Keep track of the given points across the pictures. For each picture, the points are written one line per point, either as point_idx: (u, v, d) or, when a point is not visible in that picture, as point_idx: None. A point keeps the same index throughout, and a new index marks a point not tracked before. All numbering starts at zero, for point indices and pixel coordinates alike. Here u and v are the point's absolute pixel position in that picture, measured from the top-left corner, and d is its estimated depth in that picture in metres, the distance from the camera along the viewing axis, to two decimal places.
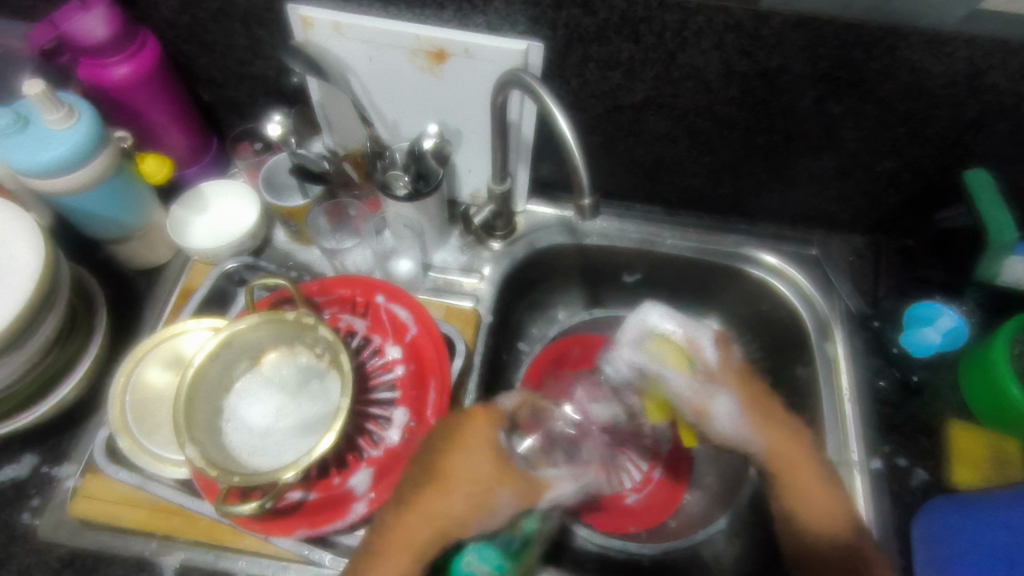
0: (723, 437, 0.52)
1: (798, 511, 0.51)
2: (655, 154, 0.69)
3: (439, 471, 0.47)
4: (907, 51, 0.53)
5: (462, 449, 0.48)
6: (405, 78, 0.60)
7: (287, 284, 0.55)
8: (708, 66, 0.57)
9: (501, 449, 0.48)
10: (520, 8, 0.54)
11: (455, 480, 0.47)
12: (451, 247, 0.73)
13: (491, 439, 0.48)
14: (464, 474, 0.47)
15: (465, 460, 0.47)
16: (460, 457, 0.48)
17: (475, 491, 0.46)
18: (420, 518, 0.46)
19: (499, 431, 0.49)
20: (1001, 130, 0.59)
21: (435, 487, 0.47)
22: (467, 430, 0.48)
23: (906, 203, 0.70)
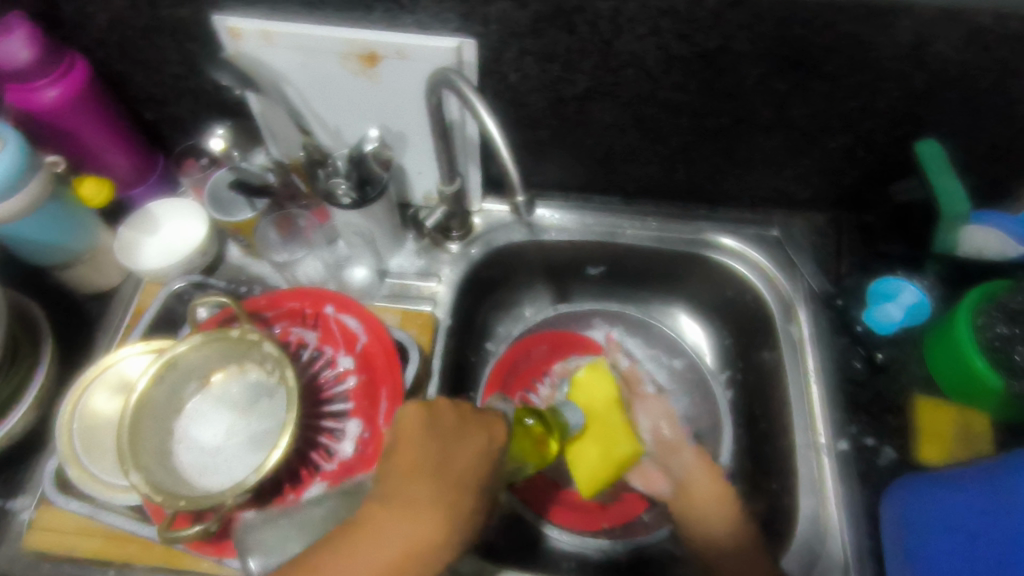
0: (669, 441, 0.63)
1: (696, 523, 0.58)
2: (607, 145, 0.68)
3: (424, 463, 0.41)
4: (845, 24, 0.50)
5: (456, 449, 0.42)
6: (341, 82, 0.59)
7: (229, 302, 0.53)
8: (645, 53, 0.55)
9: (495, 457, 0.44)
10: (449, 6, 0.52)
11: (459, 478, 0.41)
12: (407, 252, 0.72)
13: (486, 446, 0.44)
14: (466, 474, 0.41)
15: (461, 458, 0.42)
16: (454, 457, 0.42)
17: (469, 496, 0.40)
18: (417, 510, 0.38)
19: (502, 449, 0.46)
20: (951, 99, 0.55)
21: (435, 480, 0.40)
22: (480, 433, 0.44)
23: (863, 177, 0.68)
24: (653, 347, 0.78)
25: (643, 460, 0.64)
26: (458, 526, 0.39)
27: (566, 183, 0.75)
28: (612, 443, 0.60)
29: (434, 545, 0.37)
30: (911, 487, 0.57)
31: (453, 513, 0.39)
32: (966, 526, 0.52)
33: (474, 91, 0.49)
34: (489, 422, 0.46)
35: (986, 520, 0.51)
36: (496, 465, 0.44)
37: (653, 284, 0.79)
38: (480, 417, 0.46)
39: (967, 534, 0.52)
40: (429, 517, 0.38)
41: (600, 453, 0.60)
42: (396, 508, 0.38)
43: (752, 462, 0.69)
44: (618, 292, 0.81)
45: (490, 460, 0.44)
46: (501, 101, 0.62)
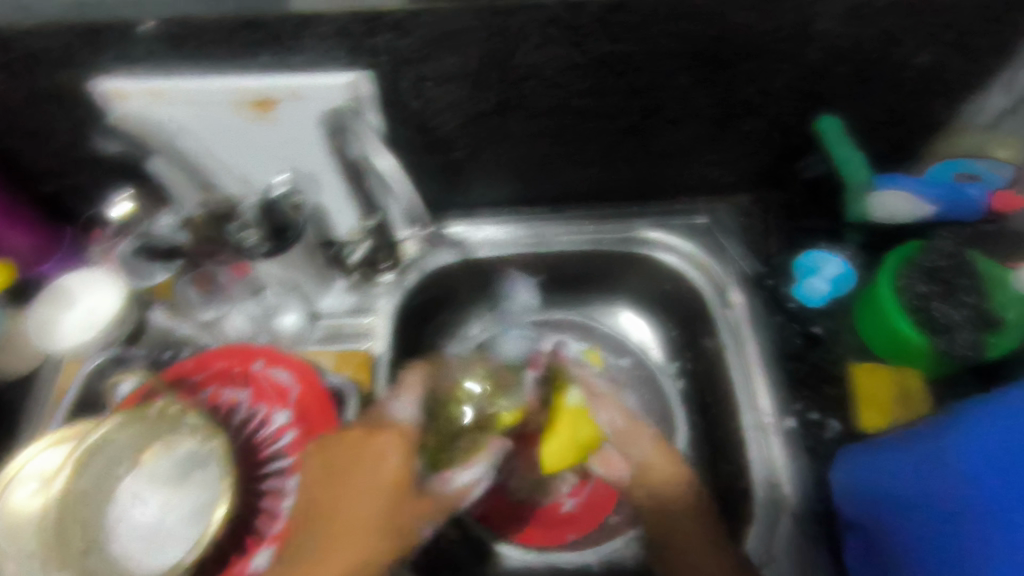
0: (625, 427, 0.60)
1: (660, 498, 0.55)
2: (524, 156, 0.67)
3: (347, 500, 0.47)
4: (729, 15, 0.50)
5: (363, 476, 0.47)
6: (240, 131, 0.57)
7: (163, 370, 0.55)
8: (542, 64, 0.54)
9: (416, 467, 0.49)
10: (335, 42, 0.50)
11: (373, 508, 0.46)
12: (337, 291, 0.71)
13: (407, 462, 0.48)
14: (378, 501, 0.47)
15: (382, 485, 0.47)
16: (361, 488, 0.47)
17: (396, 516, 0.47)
18: (336, 553, 0.45)
19: (415, 457, 0.49)
20: (843, 73, 0.56)
21: (347, 518, 0.46)
22: (381, 455, 0.48)
23: (778, 156, 0.69)
24: (601, 348, 0.79)
25: (603, 446, 0.61)
26: (388, 542, 0.46)
27: (490, 199, 0.75)
28: (577, 433, 0.61)
29: (370, 565, 0.45)
30: (885, 446, 0.56)
31: (383, 536, 0.46)
32: (917, 499, 0.52)
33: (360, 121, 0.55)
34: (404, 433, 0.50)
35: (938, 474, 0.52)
36: (417, 469, 0.50)
37: (594, 285, 0.78)
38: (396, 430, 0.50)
39: (921, 506, 0.52)
40: (348, 556, 0.45)
41: (568, 441, 0.60)
42: (330, 547, 0.45)
43: (708, 450, 0.70)
44: (563, 298, 0.80)
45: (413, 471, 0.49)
46: (407, 129, 0.60)
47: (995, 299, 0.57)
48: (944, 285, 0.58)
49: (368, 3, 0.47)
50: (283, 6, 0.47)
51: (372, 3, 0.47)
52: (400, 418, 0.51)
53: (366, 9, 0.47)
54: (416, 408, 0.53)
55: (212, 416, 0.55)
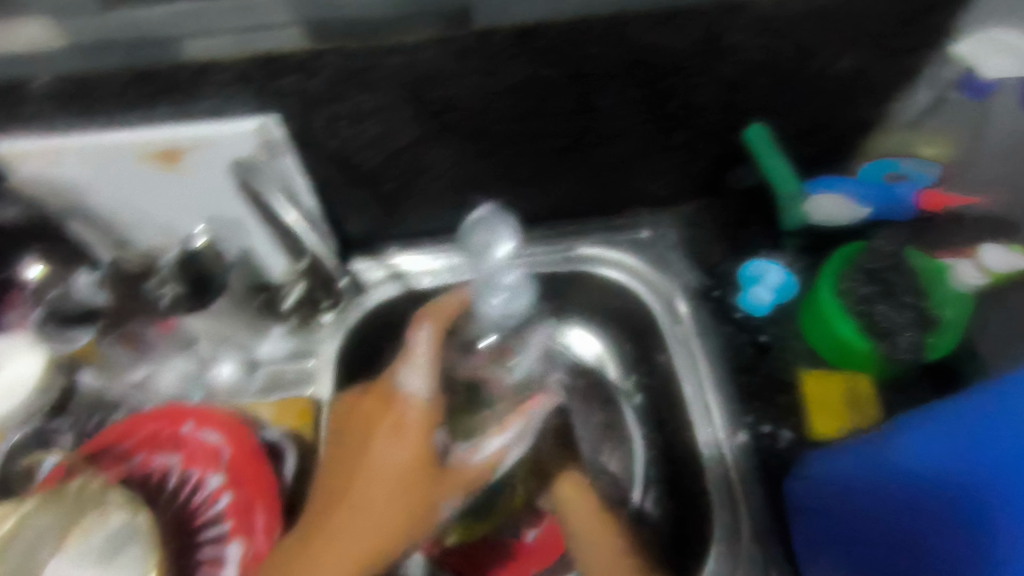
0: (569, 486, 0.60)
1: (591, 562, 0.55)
2: (456, 184, 0.66)
3: (366, 477, 0.50)
4: (639, 35, 0.49)
5: (378, 448, 0.51)
6: (150, 185, 0.54)
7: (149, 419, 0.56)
8: (458, 95, 0.52)
9: (435, 445, 0.51)
10: (236, 89, 0.48)
11: (389, 481, 0.49)
12: (276, 337, 0.68)
13: (422, 438, 0.51)
14: (394, 477, 0.49)
15: (400, 462, 0.50)
16: (376, 460, 0.50)
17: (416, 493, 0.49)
18: (350, 524, 0.48)
19: (438, 431, 0.52)
20: (764, 82, 0.56)
21: (360, 491, 0.49)
22: (398, 425, 0.51)
23: (713, 166, 0.68)
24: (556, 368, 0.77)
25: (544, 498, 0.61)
26: (406, 523, 0.48)
27: (428, 227, 0.73)
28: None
29: (389, 538, 0.48)
30: (842, 459, 0.54)
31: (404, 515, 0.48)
32: (898, 500, 0.50)
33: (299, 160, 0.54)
34: (421, 407, 0.52)
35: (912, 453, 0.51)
36: (438, 444, 0.52)
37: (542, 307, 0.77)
38: (412, 407, 0.52)
39: (907, 509, 0.50)
40: (361, 530, 0.47)
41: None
42: (346, 522, 0.48)
43: (668, 467, 0.68)
44: None
45: (432, 450, 0.51)
46: (331, 168, 0.58)
47: (931, 297, 0.57)
48: (883, 287, 0.58)
49: (265, 46, 0.45)
50: (175, 55, 0.45)
51: (270, 46, 0.45)
52: (414, 393, 0.53)
53: (263, 53, 0.45)
54: (429, 381, 0.54)
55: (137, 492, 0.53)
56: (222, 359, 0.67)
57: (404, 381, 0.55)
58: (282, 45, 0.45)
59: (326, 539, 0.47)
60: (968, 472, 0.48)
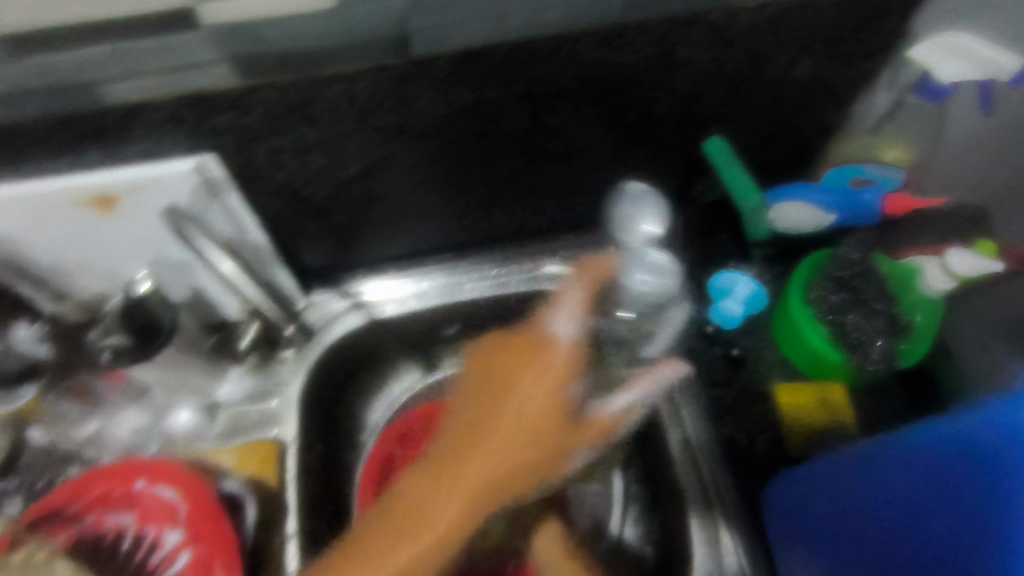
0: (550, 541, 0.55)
1: None
2: (412, 211, 0.64)
3: (513, 419, 0.47)
4: (587, 52, 0.47)
5: (520, 390, 0.47)
6: (84, 230, 0.51)
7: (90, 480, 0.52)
8: (406, 121, 0.50)
9: (579, 394, 0.48)
10: (168, 129, 0.45)
11: (512, 429, 0.47)
12: (236, 377, 0.66)
13: (559, 392, 0.47)
14: (534, 422, 0.47)
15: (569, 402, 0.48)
16: (515, 400, 0.47)
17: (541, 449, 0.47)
18: (473, 461, 0.46)
19: (575, 385, 0.48)
20: (720, 93, 0.55)
21: (499, 426, 0.47)
22: (536, 374, 0.47)
23: (675, 178, 0.67)
24: None
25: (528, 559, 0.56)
26: (534, 468, 0.47)
27: (389, 252, 0.71)
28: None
29: (514, 478, 0.47)
30: (804, 477, 0.52)
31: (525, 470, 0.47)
32: (896, 498, 0.43)
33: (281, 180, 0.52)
34: (569, 356, 0.47)
35: (863, 476, 0.46)
36: (577, 393, 0.48)
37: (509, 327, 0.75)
38: (560, 351, 0.47)
39: (900, 505, 0.43)
40: (478, 472, 0.46)
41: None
42: (466, 457, 0.47)
43: None
44: None
45: (575, 400, 0.48)
46: (279, 202, 0.56)
47: (902, 302, 0.56)
48: (854, 295, 0.56)
49: (193, 84, 0.42)
50: (97, 99, 0.42)
51: (199, 84, 0.42)
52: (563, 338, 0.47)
53: (192, 91, 0.43)
54: (579, 327, 0.48)
55: (92, 556, 0.51)
56: (179, 406, 0.64)
57: (631, 279, 0.47)
58: (212, 82, 0.43)
59: (447, 477, 0.47)
60: (926, 494, 0.41)
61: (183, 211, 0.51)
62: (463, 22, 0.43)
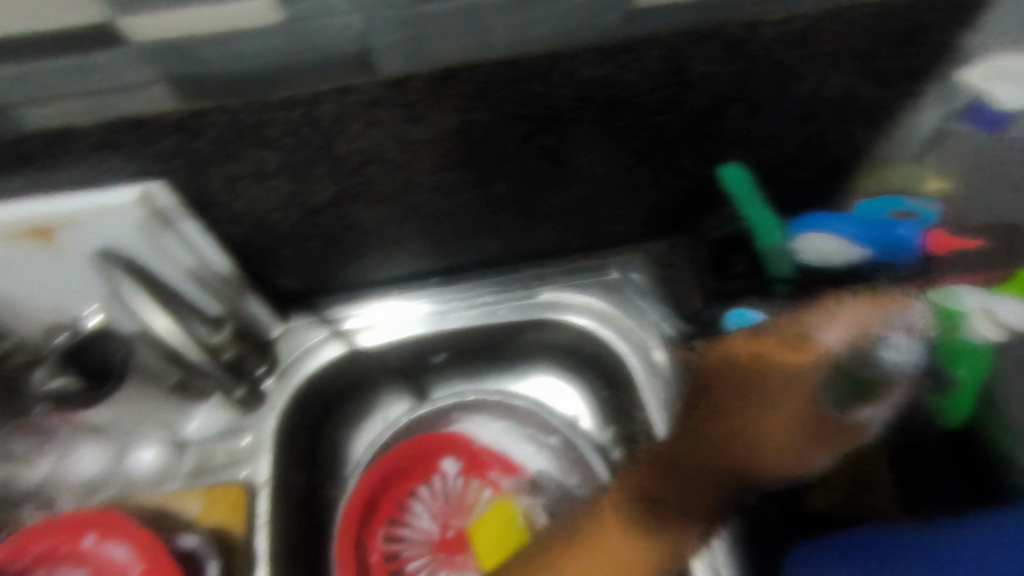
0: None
1: None
2: (395, 237, 0.58)
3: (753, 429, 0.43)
4: (587, 70, 0.41)
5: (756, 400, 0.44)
6: (19, 266, 0.45)
7: (40, 530, 0.48)
8: (379, 147, 0.44)
9: (821, 401, 0.43)
10: (105, 154, 0.40)
11: (745, 436, 0.44)
12: (203, 413, 0.61)
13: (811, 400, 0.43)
14: (767, 426, 0.43)
15: (796, 407, 0.43)
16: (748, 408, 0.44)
17: (750, 448, 0.43)
18: (687, 475, 0.44)
19: (826, 390, 0.43)
20: (740, 113, 0.48)
21: (720, 436, 0.44)
22: (776, 381, 0.44)
23: (686, 202, 0.60)
24: (525, 428, 0.70)
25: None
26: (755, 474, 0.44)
27: (374, 278, 0.65)
28: (508, 521, 0.64)
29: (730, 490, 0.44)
30: (840, 557, 0.44)
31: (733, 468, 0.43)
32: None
33: (243, 199, 0.47)
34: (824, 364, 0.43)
35: (923, 555, 0.41)
36: (827, 405, 0.43)
37: (504, 355, 0.70)
38: (811, 358, 0.44)
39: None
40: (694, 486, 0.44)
41: (497, 516, 0.65)
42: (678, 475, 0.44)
43: None
44: (473, 374, 0.72)
45: (817, 406, 0.43)
46: (247, 229, 0.51)
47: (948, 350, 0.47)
48: None
49: (125, 107, 0.37)
50: (15, 124, 0.37)
51: (133, 107, 0.37)
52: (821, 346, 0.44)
53: (124, 117, 0.38)
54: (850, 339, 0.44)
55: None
56: (143, 444, 0.59)
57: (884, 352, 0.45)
58: (150, 106, 0.38)
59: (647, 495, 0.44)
60: None
61: (113, 251, 0.46)
62: (438, 37, 0.37)
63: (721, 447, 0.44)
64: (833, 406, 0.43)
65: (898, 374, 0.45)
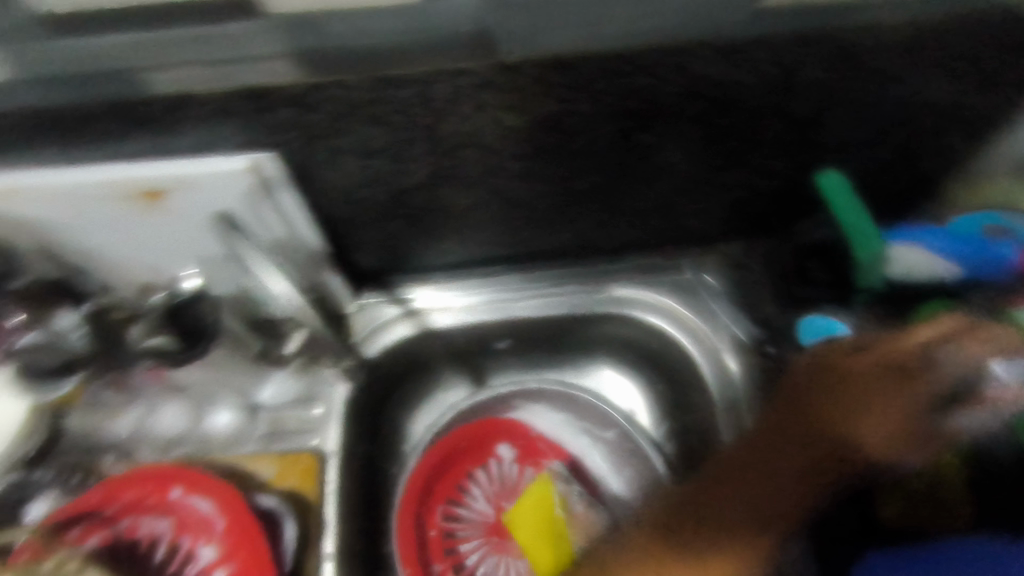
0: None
1: None
2: (476, 222, 0.59)
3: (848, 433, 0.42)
4: (699, 67, 0.41)
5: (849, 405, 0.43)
6: (129, 225, 0.48)
7: (129, 480, 0.50)
8: (480, 131, 0.45)
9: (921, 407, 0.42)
10: (223, 122, 0.41)
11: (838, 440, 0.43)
12: (277, 379, 0.62)
13: (910, 407, 0.42)
14: (863, 431, 0.42)
15: (896, 413, 0.42)
16: (840, 413, 0.43)
17: (853, 443, 0.42)
18: (774, 478, 0.43)
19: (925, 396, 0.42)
20: (843, 119, 0.48)
21: (810, 440, 0.43)
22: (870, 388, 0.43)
23: (769, 204, 0.60)
24: (583, 420, 0.71)
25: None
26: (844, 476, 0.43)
27: (447, 261, 0.66)
28: (550, 518, 0.65)
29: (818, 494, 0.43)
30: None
31: (834, 462, 0.42)
32: None
33: (341, 174, 0.48)
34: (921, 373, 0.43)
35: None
36: (925, 411, 0.42)
37: (567, 346, 0.71)
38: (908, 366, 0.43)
39: None
40: (780, 488, 0.42)
41: (538, 515, 0.65)
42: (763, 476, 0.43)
43: None
44: (535, 363, 0.72)
45: (916, 412, 0.42)
46: (340, 203, 0.52)
47: None
48: None
49: (243, 79, 0.39)
50: (141, 89, 0.39)
51: (252, 79, 0.39)
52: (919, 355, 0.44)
53: (242, 88, 0.39)
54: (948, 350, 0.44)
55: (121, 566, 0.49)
56: (219, 406, 0.60)
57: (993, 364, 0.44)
58: (271, 79, 0.39)
59: (730, 495, 0.43)
60: None
61: (229, 215, 0.47)
62: (556, 24, 0.38)
63: (818, 442, 0.43)
64: (931, 412, 0.42)
65: (993, 387, 0.45)
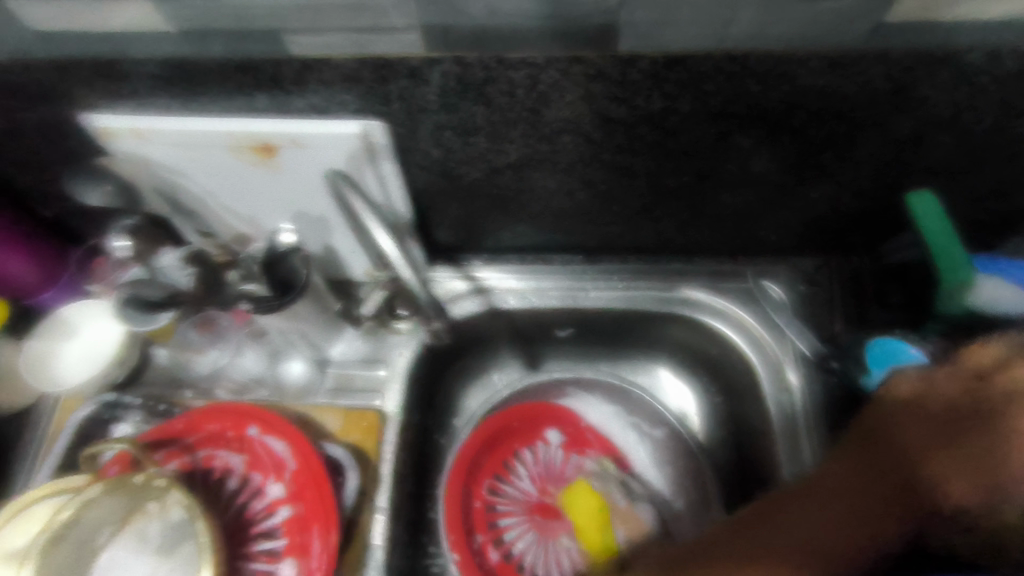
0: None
1: None
2: (556, 209, 0.60)
3: (907, 460, 0.42)
4: (808, 77, 0.42)
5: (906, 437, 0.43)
6: (240, 176, 0.51)
7: (212, 412, 0.54)
8: (580, 120, 0.46)
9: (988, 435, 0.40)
10: (342, 87, 0.44)
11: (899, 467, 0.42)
12: (348, 338, 0.65)
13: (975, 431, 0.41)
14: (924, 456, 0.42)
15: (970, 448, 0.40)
16: (897, 443, 0.43)
17: (923, 479, 0.41)
18: (836, 499, 0.42)
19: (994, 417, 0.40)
20: (944, 142, 0.48)
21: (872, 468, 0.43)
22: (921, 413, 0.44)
23: (851, 222, 0.60)
24: (633, 415, 0.71)
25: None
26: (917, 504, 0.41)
27: (520, 244, 0.68)
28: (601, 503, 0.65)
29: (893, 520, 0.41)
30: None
31: (905, 491, 0.41)
32: None
33: (440, 147, 0.50)
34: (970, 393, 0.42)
35: None
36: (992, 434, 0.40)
37: (627, 342, 0.71)
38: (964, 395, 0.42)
39: None
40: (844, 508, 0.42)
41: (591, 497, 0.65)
42: (826, 499, 0.43)
43: None
44: (592, 353, 0.74)
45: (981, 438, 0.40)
46: (431, 176, 0.54)
47: None
48: None
49: (372, 49, 0.41)
50: (274, 49, 0.42)
51: (380, 49, 0.41)
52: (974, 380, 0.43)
53: (370, 57, 0.41)
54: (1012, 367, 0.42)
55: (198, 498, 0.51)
56: (293, 356, 0.63)
57: None
58: (398, 49, 0.41)
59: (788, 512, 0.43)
60: None
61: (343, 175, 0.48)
62: (679, 24, 0.39)
63: (891, 475, 0.42)
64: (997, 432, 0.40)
65: None
